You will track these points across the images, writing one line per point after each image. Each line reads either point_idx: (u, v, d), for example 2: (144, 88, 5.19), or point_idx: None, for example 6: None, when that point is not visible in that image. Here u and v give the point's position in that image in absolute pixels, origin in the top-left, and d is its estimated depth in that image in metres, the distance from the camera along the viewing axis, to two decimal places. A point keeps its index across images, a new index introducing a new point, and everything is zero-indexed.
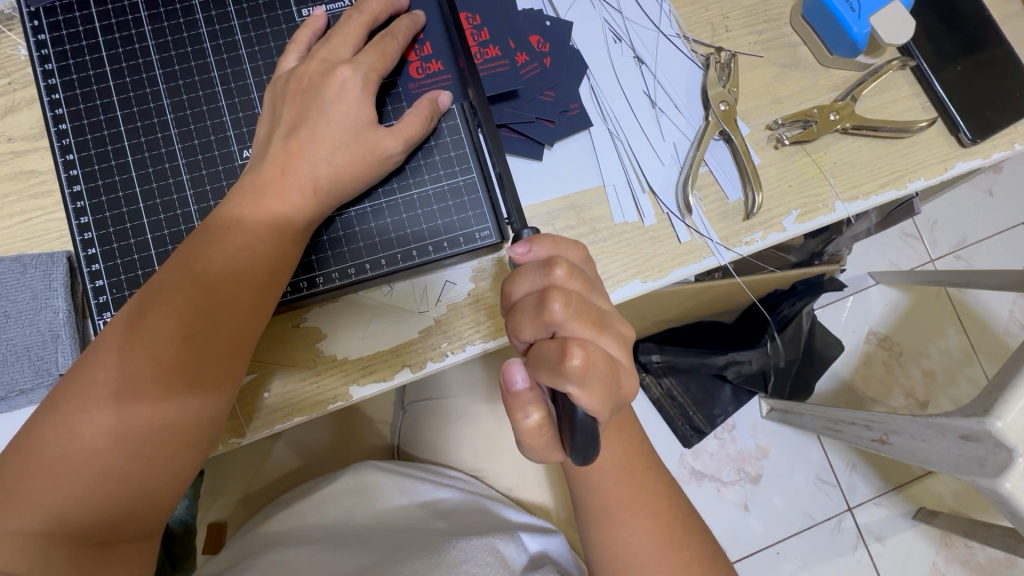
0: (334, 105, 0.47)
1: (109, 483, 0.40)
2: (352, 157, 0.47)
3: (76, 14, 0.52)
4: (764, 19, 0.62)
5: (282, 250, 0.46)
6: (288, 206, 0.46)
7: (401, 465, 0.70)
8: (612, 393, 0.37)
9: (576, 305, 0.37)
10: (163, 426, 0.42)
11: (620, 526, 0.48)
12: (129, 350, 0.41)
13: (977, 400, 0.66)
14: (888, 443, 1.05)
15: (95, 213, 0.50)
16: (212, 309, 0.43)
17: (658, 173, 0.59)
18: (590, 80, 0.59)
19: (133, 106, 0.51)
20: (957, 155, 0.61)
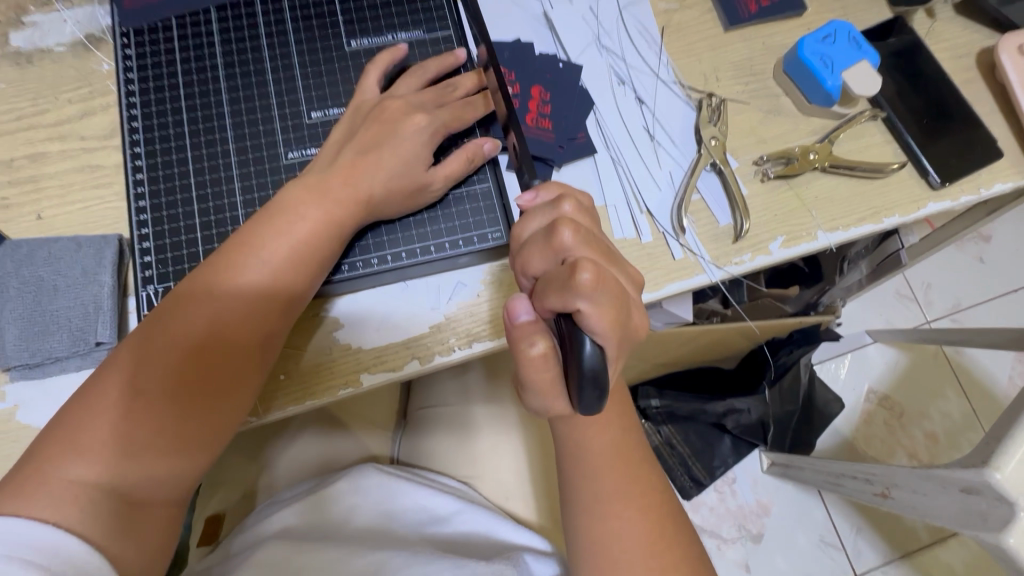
0: (403, 140, 0.56)
1: (151, 449, 0.44)
2: (400, 185, 0.55)
3: (160, 35, 0.61)
4: (750, 72, 0.70)
5: (309, 262, 0.52)
6: (342, 208, 0.53)
7: (397, 470, 0.70)
8: (624, 324, 0.35)
9: (584, 233, 0.36)
10: (194, 409, 0.46)
11: (613, 518, 0.49)
12: (168, 345, 0.46)
13: (976, 451, 0.69)
14: (890, 498, 1.04)
15: (152, 198, 0.56)
16: (244, 313, 0.49)
17: (655, 197, 0.65)
18: (596, 114, 0.67)
19: (197, 111, 0.59)
20: (928, 197, 0.67)
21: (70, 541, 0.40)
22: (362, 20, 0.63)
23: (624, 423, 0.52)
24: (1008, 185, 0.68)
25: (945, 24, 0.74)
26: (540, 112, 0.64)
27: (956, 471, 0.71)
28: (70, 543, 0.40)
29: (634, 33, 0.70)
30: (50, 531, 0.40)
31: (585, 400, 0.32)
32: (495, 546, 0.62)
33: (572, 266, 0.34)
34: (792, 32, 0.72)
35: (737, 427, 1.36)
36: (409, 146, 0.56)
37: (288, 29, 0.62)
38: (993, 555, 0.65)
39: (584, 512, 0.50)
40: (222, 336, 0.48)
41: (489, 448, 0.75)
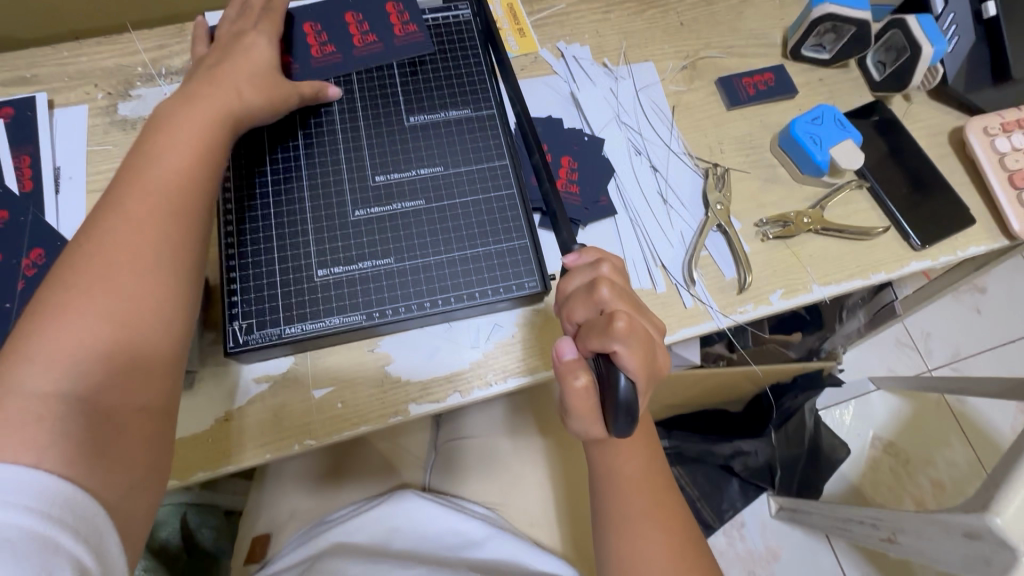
0: (242, 51, 0.62)
1: (113, 341, 0.45)
2: (264, 83, 0.62)
3: None
4: (750, 146, 0.81)
5: (210, 154, 0.55)
6: (200, 117, 0.56)
7: (430, 495, 0.76)
8: (651, 365, 0.43)
9: (619, 289, 0.44)
10: (135, 302, 0.46)
11: (638, 537, 0.56)
12: (98, 253, 0.47)
13: (975, 497, 0.76)
14: (896, 543, 1.08)
15: (237, 244, 0.64)
16: (168, 198, 0.51)
17: (668, 252, 0.74)
18: (616, 180, 0.77)
19: (277, 168, 0.67)
20: (910, 256, 0.76)
21: (52, 482, 0.39)
22: (420, 97, 0.72)
23: (647, 451, 0.59)
24: (981, 248, 0.77)
25: (920, 107, 0.85)
26: (568, 179, 0.74)
27: (959, 517, 0.77)
28: (62, 486, 0.39)
29: (649, 111, 0.81)
30: (30, 473, 0.38)
31: (620, 424, 0.39)
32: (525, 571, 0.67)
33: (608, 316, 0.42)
34: (786, 112, 0.83)
35: (744, 470, 1.40)
36: (257, 57, 0.63)
37: (355, 103, 0.71)
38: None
39: (610, 531, 0.57)
40: (148, 234, 0.49)
41: (514, 478, 0.81)
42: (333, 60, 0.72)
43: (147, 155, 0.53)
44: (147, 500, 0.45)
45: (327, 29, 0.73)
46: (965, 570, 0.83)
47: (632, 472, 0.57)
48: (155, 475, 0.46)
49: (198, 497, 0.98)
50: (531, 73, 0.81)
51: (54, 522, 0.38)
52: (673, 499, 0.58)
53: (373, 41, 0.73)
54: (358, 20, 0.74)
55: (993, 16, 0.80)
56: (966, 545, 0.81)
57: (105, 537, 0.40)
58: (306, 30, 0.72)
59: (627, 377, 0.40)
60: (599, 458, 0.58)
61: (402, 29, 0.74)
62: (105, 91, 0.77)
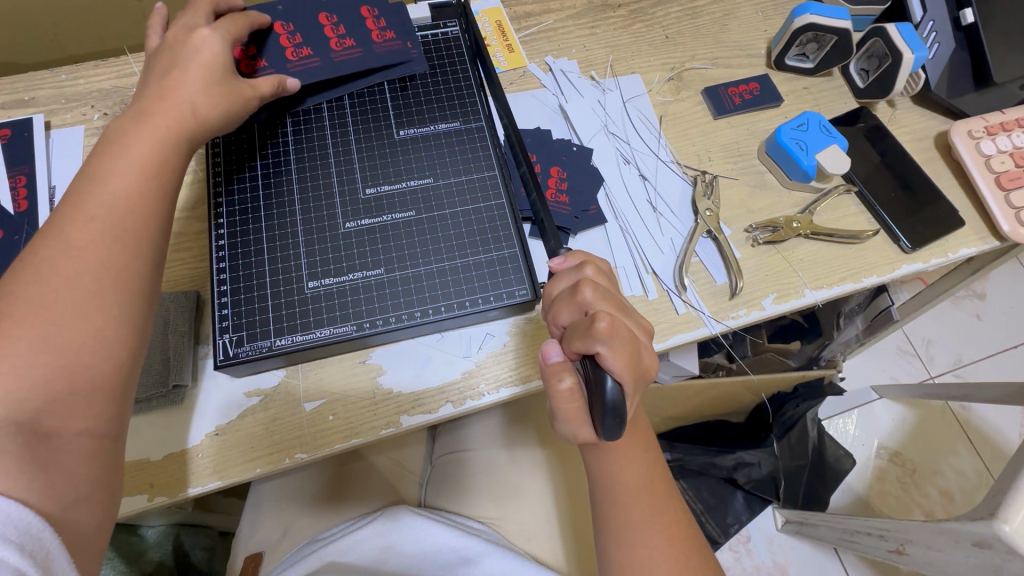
0: (195, 54, 0.57)
1: (43, 370, 0.43)
2: (222, 95, 0.57)
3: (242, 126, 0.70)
4: (738, 153, 0.81)
5: (160, 176, 0.52)
6: (151, 138, 0.53)
7: (426, 511, 0.75)
8: (636, 365, 0.42)
9: (602, 290, 0.44)
10: (75, 326, 0.45)
11: (641, 547, 0.54)
12: (33, 273, 0.45)
13: (984, 502, 0.75)
14: (906, 554, 1.05)
15: (228, 257, 0.64)
16: (113, 224, 0.49)
17: (658, 259, 0.74)
18: (606, 189, 0.77)
19: (269, 183, 0.68)
20: (901, 259, 0.76)
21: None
22: (409, 111, 0.74)
23: (641, 456, 0.57)
24: (972, 250, 0.78)
25: (905, 113, 0.86)
26: (558, 189, 0.75)
27: (968, 525, 0.76)
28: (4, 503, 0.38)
29: (636, 122, 0.82)
30: None
31: (608, 424, 0.39)
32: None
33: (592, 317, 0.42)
34: (772, 120, 0.84)
35: (748, 482, 1.39)
36: (208, 58, 0.57)
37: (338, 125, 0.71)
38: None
39: (609, 540, 0.56)
40: (88, 260, 0.47)
41: (508, 493, 0.80)
42: (310, 63, 0.70)
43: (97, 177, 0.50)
44: (94, 508, 0.45)
45: (300, 31, 0.70)
46: None
47: (631, 480, 0.56)
48: (102, 486, 0.46)
49: (189, 517, 0.96)
50: (520, 87, 0.82)
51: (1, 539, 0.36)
52: (671, 510, 0.57)
53: (351, 45, 0.72)
54: (333, 23, 0.72)
55: (971, 22, 0.81)
56: (976, 555, 0.79)
57: (49, 550, 0.39)
58: (278, 30, 0.69)
59: (613, 380, 0.40)
60: (595, 467, 0.57)
61: (380, 36, 0.73)
62: (101, 111, 0.78)
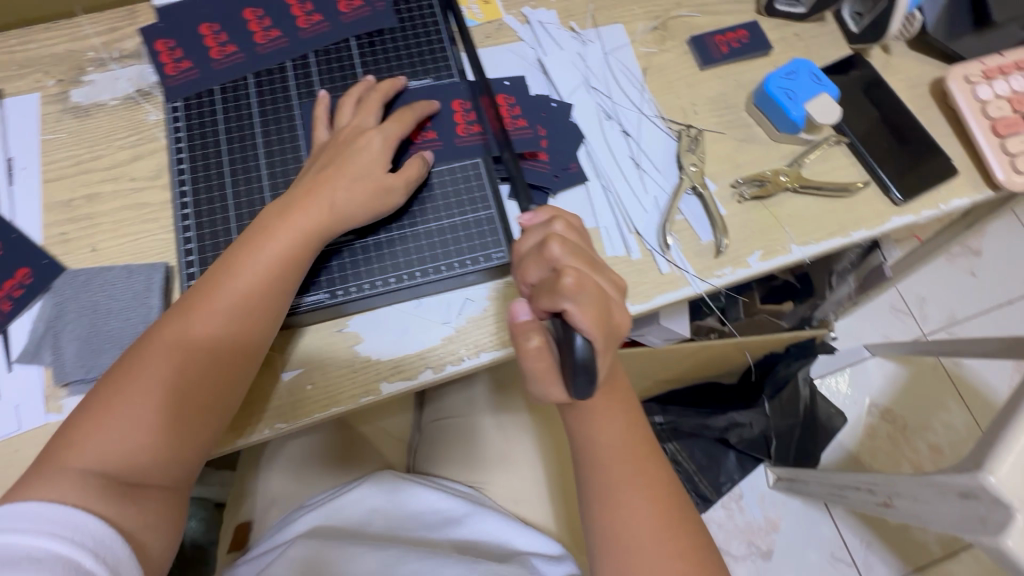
0: (359, 152, 0.62)
1: (155, 437, 0.53)
2: (365, 191, 0.61)
3: (205, 96, 0.68)
4: (725, 106, 0.78)
5: (275, 275, 0.58)
6: (299, 228, 0.59)
7: (415, 477, 0.76)
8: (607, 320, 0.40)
9: (571, 245, 0.42)
10: (184, 411, 0.55)
11: (624, 505, 0.54)
12: (160, 353, 0.55)
13: (970, 453, 0.75)
14: (893, 507, 1.08)
15: (198, 228, 0.64)
16: (229, 327, 0.57)
17: (642, 218, 0.72)
18: (587, 146, 0.74)
19: (235, 152, 0.66)
20: (891, 212, 0.74)
21: (75, 513, 0.48)
22: (378, 69, 0.71)
23: (622, 418, 0.57)
24: (965, 200, 0.75)
25: (900, 58, 0.82)
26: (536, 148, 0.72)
27: (953, 475, 0.76)
28: (83, 515, 0.48)
29: (619, 75, 0.79)
30: (61, 508, 0.48)
31: (578, 383, 0.38)
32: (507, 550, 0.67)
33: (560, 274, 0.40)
34: (761, 70, 0.80)
35: (740, 443, 1.40)
36: (373, 158, 0.62)
37: (434, 185, 0.68)
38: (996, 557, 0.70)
39: (591, 500, 0.56)
40: (211, 355, 0.56)
41: (496, 458, 0.80)
42: (279, 45, 0.70)
43: (226, 266, 0.58)
44: (152, 552, 0.52)
45: (269, 13, 0.71)
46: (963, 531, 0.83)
47: (612, 441, 0.56)
48: (156, 529, 0.53)
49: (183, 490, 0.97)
50: (496, 40, 0.78)
51: (58, 537, 0.46)
52: (653, 469, 0.56)
53: (319, 20, 0.71)
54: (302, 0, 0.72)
55: None
56: (961, 505, 0.81)
57: (118, 555, 0.49)
58: (246, 15, 0.70)
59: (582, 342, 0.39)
60: (576, 429, 0.56)
61: (349, 6, 0.72)
62: (56, 78, 0.74)
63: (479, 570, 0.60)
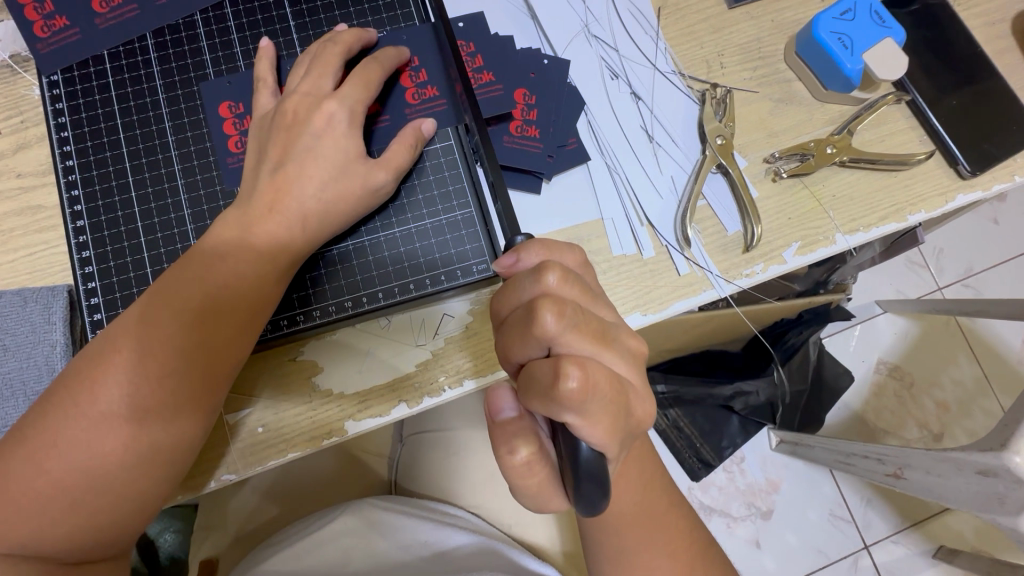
0: (319, 139, 0.48)
1: (89, 507, 0.40)
2: (338, 191, 0.47)
3: (92, 69, 0.53)
4: (758, 55, 0.63)
5: (250, 290, 0.45)
6: (274, 241, 0.46)
7: (401, 504, 0.68)
8: (620, 420, 0.35)
9: (571, 315, 0.35)
10: (132, 485, 0.42)
11: (641, 568, 0.46)
12: (91, 396, 0.41)
13: (991, 433, 0.67)
14: (903, 480, 0.89)
15: (96, 246, 0.50)
16: (184, 373, 0.43)
17: (656, 206, 0.59)
18: (588, 115, 0.60)
19: (138, 143, 0.52)
20: (957, 187, 0.61)
21: None
22: (317, 24, 0.56)
23: (634, 469, 0.48)
24: None
25: None
26: (524, 118, 0.57)
27: (967, 453, 0.68)
28: None
29: (626, 18, 0.62)
30: None
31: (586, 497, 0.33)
32: (508, 566, 0.60)
33: (557, 361, 0.34)
34: (806, 7, 0.64)
35: (744, 409, 1.17)
36: (333, 143, 0.48)
37: (416, 188, 0.53)
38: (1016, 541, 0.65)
39: (600, 557, 0.48)
40: (158, 414, 0.42)
41: (487, 474, 0.72)
42: None
43: (173, 292, 0.44)
44: None
45: None
46: (978, 511, 0.71)
47: (626, 496, 0.47)
48: None
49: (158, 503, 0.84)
50: None
51: None
52: (671, 522, 0.48)
53: None
54: None
55: None
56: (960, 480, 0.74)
57: None
58: None
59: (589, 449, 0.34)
60: None
61: None
62: None
63: None
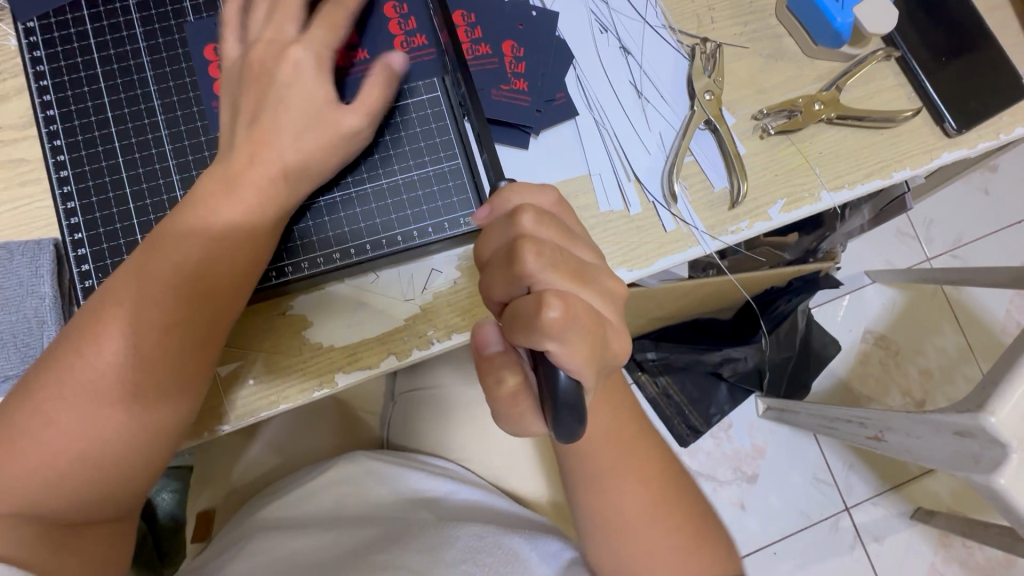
0: (301, 91, 0.47)
1: (88, 462, 0.41)
2: (325, 144, 0.47)
3: (69, 16, 0.52)
4: (749, 10, 0.62)
5: (234, 254, 0.45)
6: (261, 193, 0.46)
7: (394, 458, 0.69)
8: (599, 354, 0.37)
9: (550, 255, 0.37)
10: (139, 435, 0.42)
11: (611, 497, 0.49)
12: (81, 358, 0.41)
13: (971, 395, 0.68)
14: (884, 441, 0.92)
15: (81, 198, 0.49)
16: (173, 337, 0.43)
17: (644, 161, 0.59)
18: (577, 70, 0.60)
19: (119, 92, 0.51)
20: (942, 146, 0.61)
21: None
22: None
23: (614, 417, 0.50)
24: None
25: None
26: (512, 71, 0.57)
27: (949, 415, 0.70)
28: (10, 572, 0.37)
29: None
30: None
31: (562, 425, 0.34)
32: (496, 517, 0.62)
33: (538, 295, 0.36)
34: None
35: (733, 375, 1.18)
36: (319, 95, 0.47)
37: (402, 140, 0.53)
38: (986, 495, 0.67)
39: (584, 497, 0.50)
40: (162, 364, 0.42)
41: (477, 432, 0.73)
42: None
43: (155, 262, 0.43)
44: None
45: None
46: (954, 468, 0.73)
47: (594, 430, 0.49)
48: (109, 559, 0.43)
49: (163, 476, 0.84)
50: None
51: None
52: (641, 460, 0.50)
53: None
54: None
55: None
56: (938, 441, 0.76)
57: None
58: None
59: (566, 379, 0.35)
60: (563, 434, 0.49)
61: None
62: None
63: (459, 545, 0.54)
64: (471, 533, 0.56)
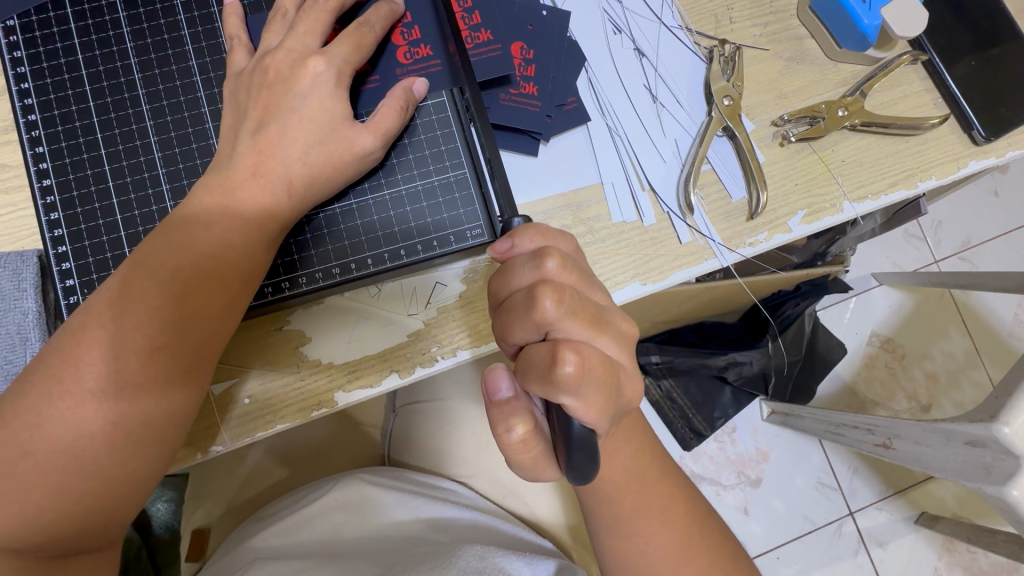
0: (305, 100, 0.44)
1: (72, 495, 0.38)
2: (326, 156, 0.44)
3: (51, 14, 0.49)
4: (770, 10, 0.59)
5: (221, 282, 0.42)
6: (259, 208, 0.43)
7: (394, 479, 0.67)
8: (614, 403, 0.35)
9: (570, 300, 0.35)
10: (123, 465, 0.40)
11: (637, 534, 0.46)
12: (56, 398, 0.38)
13: (983, 404, 0.65)
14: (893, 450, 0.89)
15: (65, 208, 0.47)
16: (155, 374, 0.40)
17: (658, 170, 0.56)
18: (588, 72, 0.57)
19: (106, 95, 0.48)
20: (969, 154, 0.59)
21: None
22: None
23: (626, 440, 0.48)
24: None
25: None
26: (521, 74, 0.54)
27: (958, 424, 0.67)
28: None
29: None
30: None
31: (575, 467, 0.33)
32: (502, 541, 0.60)
33: (554, 346, 0.34)
34: None
35: (739, 379, 1.15)
36: (320, 103, 0.45)
37: (406, 148, 0.50)
38: (999, 509, 0.64)
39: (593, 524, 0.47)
40: (146, 389, 0.40)
41: (480, 446, 0.71)
42: None
43: (130, 295, 0.40)
44: None
45: None
46: (964, 481, 0.70)
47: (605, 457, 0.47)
48: None
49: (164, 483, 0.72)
50: None
51: None
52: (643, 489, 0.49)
53: None
54: None
55: None
56: (948, 451, 0.73)
57: None
58: None
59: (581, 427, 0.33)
60: None
61: None
62: None
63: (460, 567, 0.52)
64: (474, 552, 0.55)
